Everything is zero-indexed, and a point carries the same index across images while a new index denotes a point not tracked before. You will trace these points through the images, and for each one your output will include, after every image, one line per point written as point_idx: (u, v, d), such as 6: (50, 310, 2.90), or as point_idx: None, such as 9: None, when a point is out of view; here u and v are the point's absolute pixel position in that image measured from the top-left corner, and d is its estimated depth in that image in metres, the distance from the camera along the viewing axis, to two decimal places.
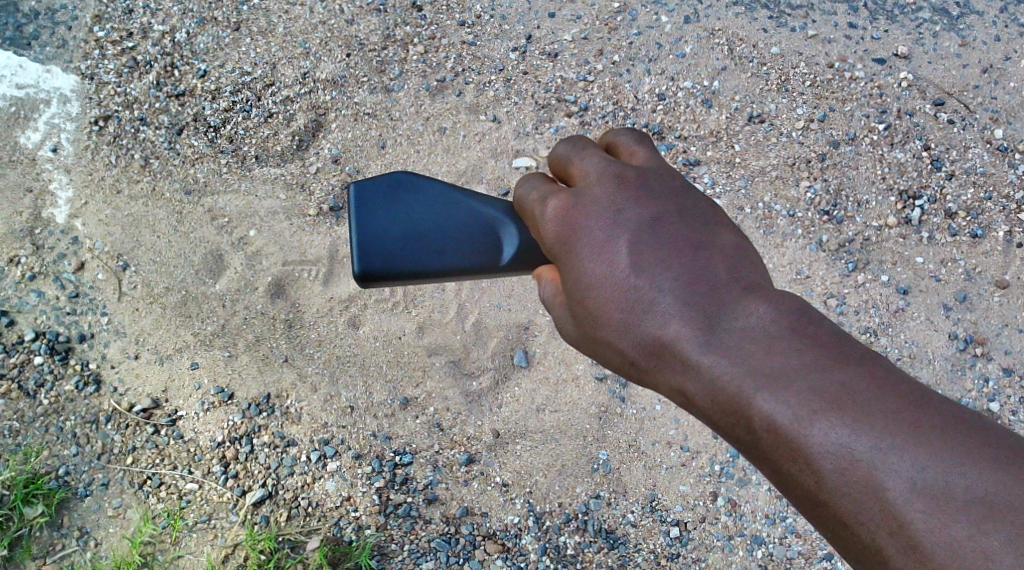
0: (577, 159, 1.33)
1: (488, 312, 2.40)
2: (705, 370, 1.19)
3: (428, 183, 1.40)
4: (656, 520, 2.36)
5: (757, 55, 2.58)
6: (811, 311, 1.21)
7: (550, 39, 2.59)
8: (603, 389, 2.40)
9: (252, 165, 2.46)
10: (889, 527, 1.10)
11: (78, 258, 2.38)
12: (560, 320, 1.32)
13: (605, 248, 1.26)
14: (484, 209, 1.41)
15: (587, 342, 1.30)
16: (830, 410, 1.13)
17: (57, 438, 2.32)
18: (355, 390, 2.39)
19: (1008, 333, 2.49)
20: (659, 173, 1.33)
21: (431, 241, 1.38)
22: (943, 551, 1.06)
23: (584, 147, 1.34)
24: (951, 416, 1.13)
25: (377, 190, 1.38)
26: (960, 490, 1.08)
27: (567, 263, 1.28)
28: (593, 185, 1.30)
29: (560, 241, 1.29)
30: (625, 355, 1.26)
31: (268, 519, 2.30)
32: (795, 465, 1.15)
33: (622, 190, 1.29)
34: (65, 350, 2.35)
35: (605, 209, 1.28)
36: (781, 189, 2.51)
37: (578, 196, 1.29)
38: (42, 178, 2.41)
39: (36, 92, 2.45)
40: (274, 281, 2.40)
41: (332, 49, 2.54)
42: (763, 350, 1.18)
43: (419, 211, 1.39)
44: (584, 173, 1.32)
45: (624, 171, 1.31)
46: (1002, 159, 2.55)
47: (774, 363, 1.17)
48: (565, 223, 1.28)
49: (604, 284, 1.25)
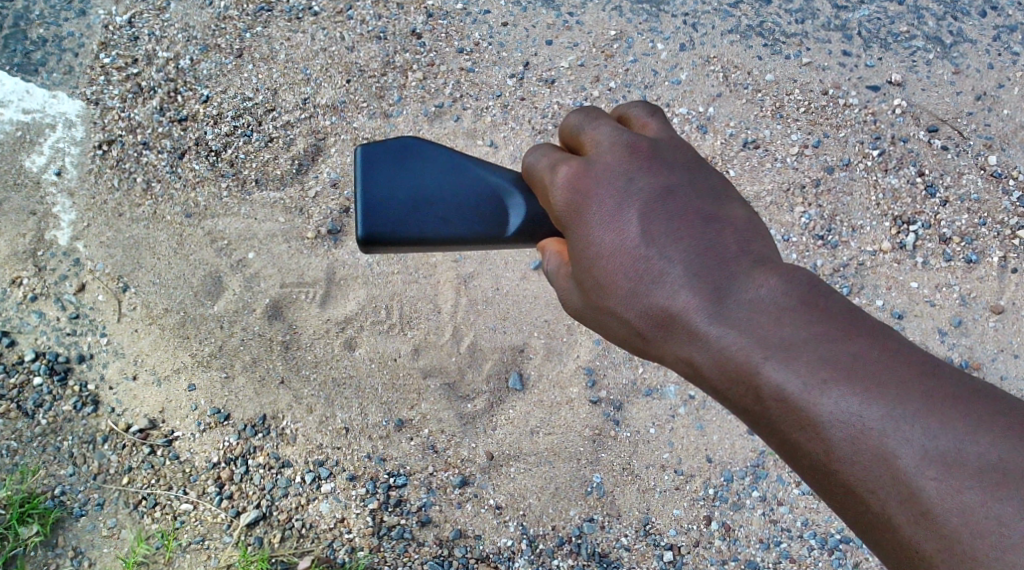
0: (589, 128, 1.38)
1: (483, 335, 2.42)
2: (717, 342, 1.24)
3: (432, 152, 1.47)
4: (649, 544, 2.35)
5: (752, 81, 2.61)
6: (821, 284, 1.25)
7: (547, 66, 2.63)
8: (597, 411, 2.40)
9: (252, 189, 2.49)
10: (900, 495, 1.12)
11: (79, 280, 2.41)
12: (564, 290, 1.39)
13: (616, 221, 1.31)
14: (489, 179, 1.48)
15: (595, 314, 1.35)
16: (840, 378, 1.16)
17: (54, 458, 2.33)
18: (350, 411, 2.40)
19: (1004, 358, 2.48)
20: (670, 144, 1.39)
21: (434, 211, 1.45)
22: (955, 518, 1.09)
23: (595, 117, 1.39)
24: (962, 386, 1.16)
25: (383, 155, 1.44)
26: (971, 457, 1.11)
27: (576, 232, 1.33)
28: (604, 154, 1.35)
29: (570, 212, 1.34)
30: (636, 329, 1.31)
31: (261, 540, 2.31)
32: (805, 434, 1.18)
33: (632, 161, 1.34)
34: (64, 370, 2.38)
35: (616, 178, 1.33)
36: (775, 214, 2.53)
37: (589, 165, 1.34)
38: (45, 201, 2.44)
39: (42, 117, 2.50)
40: (271, 303, 2.42)
41: (332, 76, 2.59)
42: (773, 321, 1.22)
43: (423, 179, 1.45)
44: (595, 141, 1.37)
45: (636, 142, 1.36)
46: (997, 185, 2.56)
47: (784, 334, 1.20)
48: (575, 190, 1.33)
49: (616, 256, 1.30)
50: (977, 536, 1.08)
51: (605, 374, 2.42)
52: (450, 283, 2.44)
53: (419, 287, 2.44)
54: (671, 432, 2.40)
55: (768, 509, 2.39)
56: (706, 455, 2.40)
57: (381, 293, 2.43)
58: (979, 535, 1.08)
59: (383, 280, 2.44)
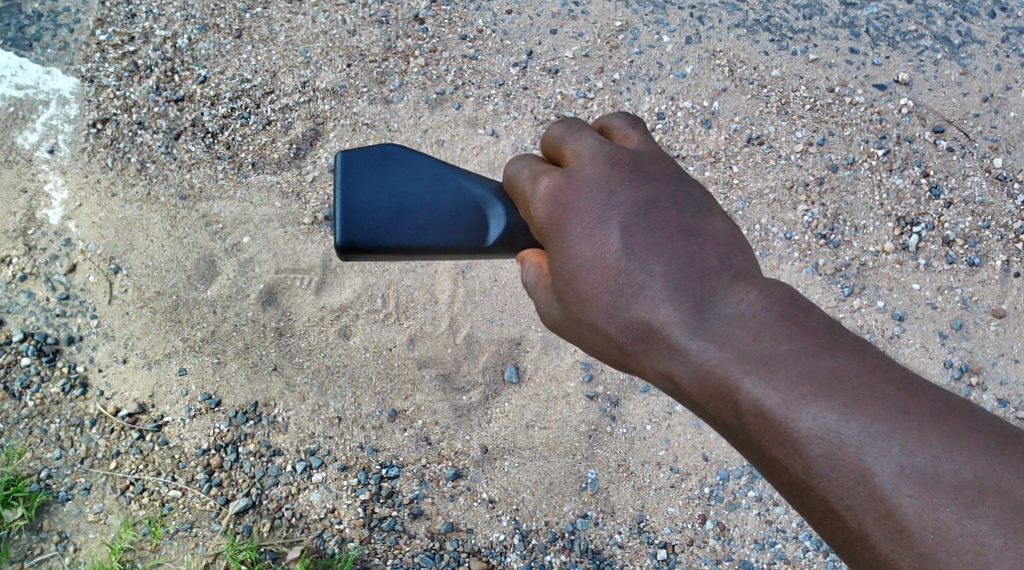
0: (571, 139, 1.35)
1: (480, 327, 2.38)
2: (695, 355, 1.21)
3: (415, 160, 1.43)
4: (643, 542, 2.32)
5: (758, 77, 2.58)
6: (801, 300, 1.23)
7: (551, 55, 2.59)
8: (594, 407, 2.37)
9: (248, 172, 2.45)
10: (877, 512, 1.09)
11: (70, 260, 2.37)
12: (543, 302, 1.36)
13: (597, 231, 1.28)
14: (473, 189, 1.44)
15: (574, 325, 1.32)
16: (818, 394, 1.13)
17: (40, 440, 2.29)
18: (344, 400, 2.36)
19: (1004, 363, 2.46)
20: (652, 156, 1.37)
21: (414, 220, 1.42)
22: (932, 535, 1.06)
23: (577, 128, 1.36)
24: (941, 403, 1.13)
25: (364, 162, 1.40)
26: (948, 473, 1.08)
27: (557, 242, 1.30)
28: (586, 165, 1.32)
29: (550, 222, 1.31)
30: (614, 340, 1.28)
31: (250, 529, 2.27)
32: (783, 450, 1.15)
33: (614, 172, 1.32)
34: (53, 352, 2.33)
35: (598, 188, 1.30)
36: (778, 211, 2.50)
37: (570, 176, 1.31)
38: (37, 179, 2.40)
39: (35, 93, 2.45)
40: (266, 289, 2.38)
41: (333, 59, 2.54)
42: (752, 336, 1.20)
43: (404, 187, 1.42)
44: (577, 152, 1.34)
45: (618, 152, 1.34)
46: (1001, 188, 2.54)
47: (762, 350, 1.18)
48: (557, 201, 1.30)
49: (596, 266, 1.27)
50: (953, 554, 1.04)
51: (603, 369, 2.39)
52: (448, 274, 2.41)
53: (416, 277, 2.41)
54: (667, 429, 2.38)
55: (764, 509, 2.36)
56: (702, 453, 2.37)
57: (377, 281, 2.39)
58: (956, 552, 1.04)
59: (380, 269, 2.40)
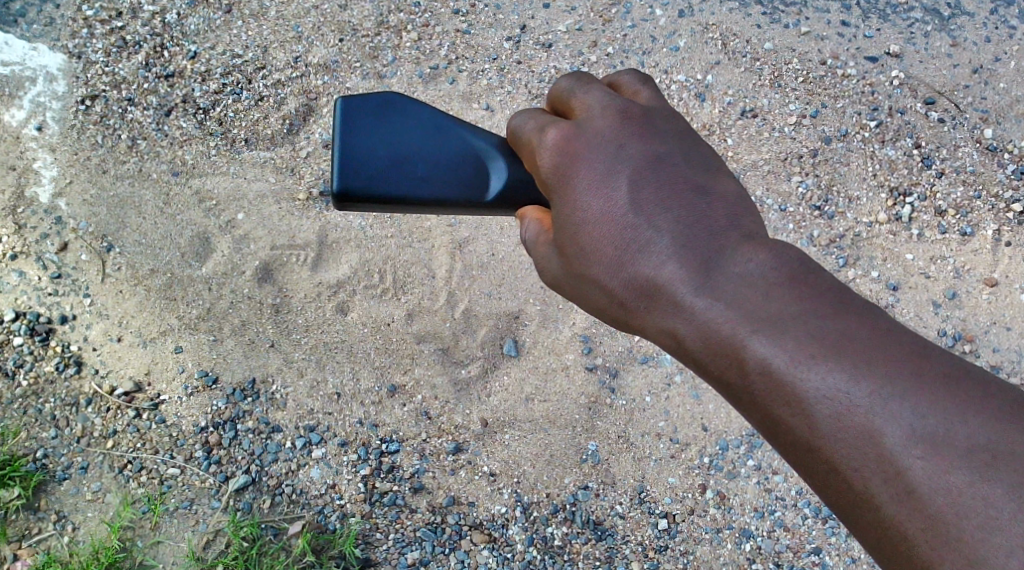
0: (580, 94, 1.35)
1: (478, 301, 2.38)
2: (701, 314, 1.19)
3: (416, 110, 1.43)
4: (644, 512, 2.34)
5: (751, 50, 2.59)
6: (810, 261, 1.21)
7: (545, 29, 2.58)
8: (593, 378, 2.38)
9: (241, 148, 2.43)
10: (885, 473, 1.08)
11: (61, 239, 2.33)
12: (543, 258, 1.34)
13: (604, 186, 1.27)
14: (473, 141, 1.44)
15: (576, 283, 1.31)
16: (829, 353, 1.12)
17: (35, 420, 2.26)
18: (342, 376, 2.36)
19: (996, 331, 2.48)
20: (661, 114, 1.36)
21: (412, 170, 1.41)
22: (942, 498, 1.04)
23: (587, 83, 1.36)
24: (953, 366, 1.12)
25: (364, 109, 1.40)
26: (960, 437, 1.06)
27: (562, 197, 1.29)
28: (597, 119, 1.33)
29: (557, 174, 1.30)
30: (616, 298, 1.28)
31: (251, 506, 2.26)
32: (789, 410, 1.14)
33: (623, 128, 1.31)
34: (46, 331, 2.30)
35: (606, 143, 1.30)
36: (773, 183, 2.51)
37: (580, 129, 1.32)
38: (26, 156, 2.36)
39: (22, 70, 2.41)
40: (262, 266, 2.36)
41: (325, 35, 2.53)
42: (761, 295, 1.18)
43: (404, 136, 1.42)
44: (585, 106, 1.34)
45: (627, 107, 1.33)
46: (992, 159, 2.57)
47: (771, 309, 1.16)
48: (563, 153, 1.30)
49: (602, 223, 1.27)
50: (964, 516, 1.03)
51: (601, 342, 2.40)
52: (445, 248, 2.41)
53: (413, 252, 2.40)
54: (667, 400, 2.39)
55: (763, 478, 2.38)
56: (701, 424, 2.39)
57: (374, 257, 2.38)
58: (967, 515, 1.03)
59: (377, 243, 2.39)
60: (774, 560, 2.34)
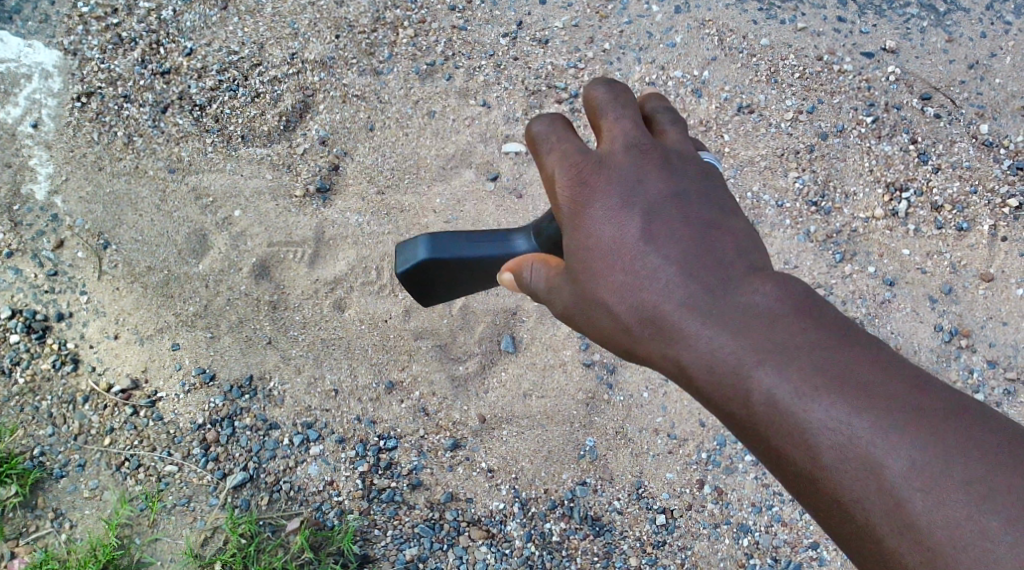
0: (605, 113, 1.33)
1: (476, 297, 2.39)
2: (709, 347, 1.20)
3: (448, 249, 1.63)
4: (642, 508, 2.33)
5: (747, 46, 2.61)
6: (817, 296, 1.22)
7: (541, 26, 2.60)
8: (591, 374, 2.39)
9: (238, 145, 2.43)
10: (886, 506, 1.10)
11: (57, 236, 2.34)
12: (549, 285, 1.33)
13: (618, 215, 1.28)
14: (504, 243, 1.63)
15: (583, 310, 1.30)
16: (833, 388, 1.14)
17: (32, 418, 2.26)
18: (340, 373, 2.35)
19: (993, 326, 2.45)
20: (678, 142, 1.35)
21: (470, 277, 1.67)
22: (940, 531, 1.07)
23: (614, 102, 1.33)
24: (957, 402, 1.13)
25: (410, 266, 1.65)
26: (961, 472, 1.08)
27: (576, 224, 1.29)
28: (616, 144, 1.31)
29: (571, 202, 1.30)
30: (616, 325, 1.28)
31: (249, 502, 2.24)
32: (793, 444, 1.15)
33: (642, 155, 1.31)
34: (42, 329, 2.30)
35: (624, 170, 1.30)
36: (770, 178, 2.52)
37: (598, 158, 1.30)
38: (21, 154, 2.38)
39: (17, 67, 2.44)
40: (259, 263, 2.36)
41: (321, 31, 2.54)
42: (768, 330, 1.19)
43: (450, 263, 1.64)
44: (608, 130, 1.32)
45: (647, 135, 1.33)
46: (988, 154, 2.56)
47: (778, 343, 1.18)
48: (579, 178, 1.29)
49: (614, 251, 1.27)
50: (961, 549, 1.06)
51: None
52: None
53: None
54: (664, 396, 2.40)
55: (761, 473, 2.38)
56: (699, 419, 2.39)
57: (372, 253, 2.39)
58: (963, 548, 1.06)
59: (374, 240, 2.40)
60: (771, 555, 2.32)
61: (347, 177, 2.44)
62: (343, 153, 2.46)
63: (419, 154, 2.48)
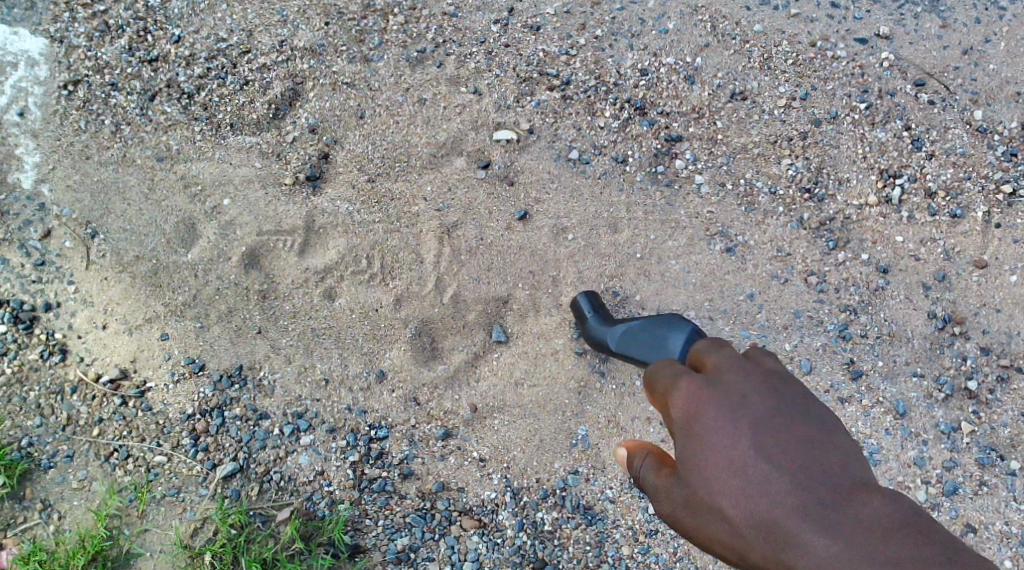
0: (713, 354, 1.52)
1: (466, 286, 2.37)
2: (824, 560, 1.23)
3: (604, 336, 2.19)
4: (634, 496, 2.29)
5: (740, 32, 2.60)
6: (929, 516, 1.24)
7: (532, 12, 2.60)
8: (582, 363, 2.34)
9: (226, 133, 2.43)
10: None
11: (45, 225, 2.33)
12: (659, 492, 1.42)
13: (730, 431, 1.38)
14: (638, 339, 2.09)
15: (696, 516, 1.36)
16: None
17: (20, 408, 2.26)
18: (330, 362, 2.32)
19: (987, 313, 2.40)
20: (785, 380, 1.45)
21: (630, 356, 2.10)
22: None
23: (720, 348, 1.54)
24: None
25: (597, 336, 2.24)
26: None
27: (686, 439, 1.41)
28: (727, 374, 1.45)
29: (682, 418, 1.43)
30: (738, 535, 1.32)
31: (239, 493, 2.24)
32: None
33: (750, 383, 1.43)
34: (30, 319, 2.30)
35: (733, 394, 1.42)
36: (762, 166, 2.51)
37: (709, 381, 1.45)
38: (8, 143, 2.38)
39: (3, 54, 2.45)
40: (248, 252, 2.34)
41: (310, 18, 2.55)
42: (882, 541, 1.21)
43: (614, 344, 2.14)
44: (715, 364, 1.49)
45: (754, 365, 1.46)
46: (982, 140, 2.53)
47: (893, 554, 1.19)
48: (692, 397, 1.43)
49: (726, 464, 1.36)
50: None
51: None
52: (434, 233, 2.39)
53: (401, 237, 2.38)
54: None
55: None
56: None
57: (362, 242, 2.37)
58: None
59: (364, 229, 2.38)
60: None
61: (337, 166, 2.44)
62: (332, 141, 2.45)
63: (410, 142, 2.47)
